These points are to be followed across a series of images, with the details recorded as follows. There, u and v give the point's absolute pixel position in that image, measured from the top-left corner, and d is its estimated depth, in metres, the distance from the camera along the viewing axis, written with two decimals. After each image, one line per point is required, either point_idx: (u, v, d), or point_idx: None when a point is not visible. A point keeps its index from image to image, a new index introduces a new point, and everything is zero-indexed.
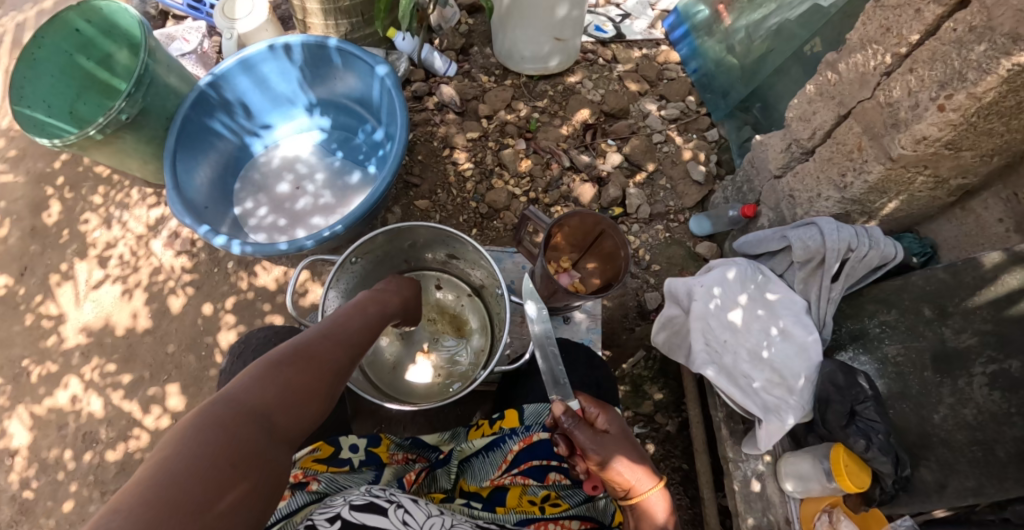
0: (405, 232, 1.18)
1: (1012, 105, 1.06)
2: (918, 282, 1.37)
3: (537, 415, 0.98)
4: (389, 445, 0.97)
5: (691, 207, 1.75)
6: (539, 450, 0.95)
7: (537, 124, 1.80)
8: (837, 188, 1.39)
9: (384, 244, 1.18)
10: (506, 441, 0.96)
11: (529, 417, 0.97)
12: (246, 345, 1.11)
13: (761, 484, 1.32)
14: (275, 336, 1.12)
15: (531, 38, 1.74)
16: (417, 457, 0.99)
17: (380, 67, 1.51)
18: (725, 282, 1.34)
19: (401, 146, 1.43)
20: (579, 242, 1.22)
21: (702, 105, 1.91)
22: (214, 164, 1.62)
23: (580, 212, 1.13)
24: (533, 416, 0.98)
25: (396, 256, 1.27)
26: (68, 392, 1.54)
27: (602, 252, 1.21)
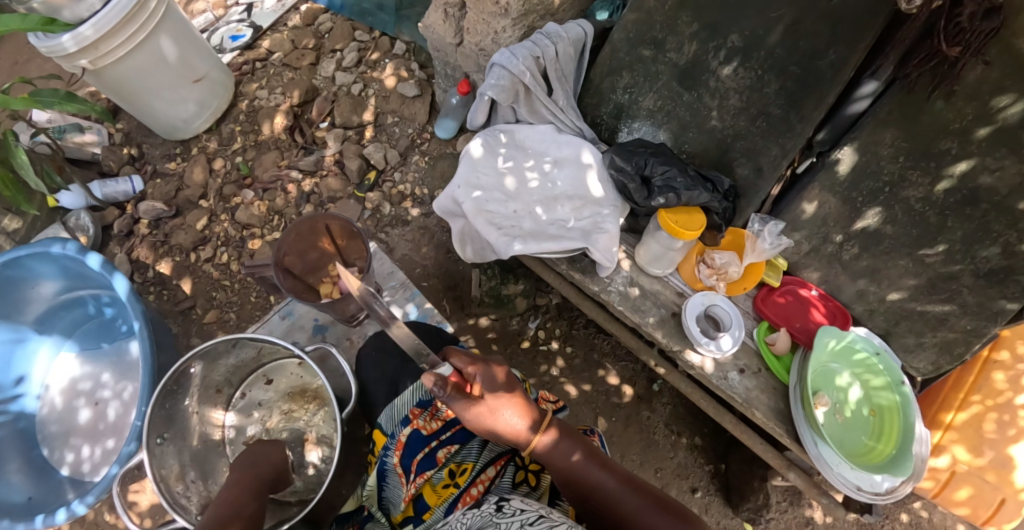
0: (186, 370, 1.06)
1: None
2: (621, 38, 1.40)
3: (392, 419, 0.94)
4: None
5: (428, 119, 1.69)
6: (414, 445, 0.90)
7: (248, 165, 1.66)
8: (502, 15, 1.34)
9: (173, 392, 1.05)
10: (387, 461, 0.92)
11: (387, 426, 0.93)
12: None
13: (638, 286, 1.32)
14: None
15: (175, 98, 1.59)
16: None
17: (58, 246, 1.34)
18: (476, 165, 1.26)
19: (129, 297, 1.28)
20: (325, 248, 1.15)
21: (372, 29, 1.83)
22: (12, 450, 1.43)
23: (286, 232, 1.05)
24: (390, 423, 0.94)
25: (204, 389, 1.15)
26: None
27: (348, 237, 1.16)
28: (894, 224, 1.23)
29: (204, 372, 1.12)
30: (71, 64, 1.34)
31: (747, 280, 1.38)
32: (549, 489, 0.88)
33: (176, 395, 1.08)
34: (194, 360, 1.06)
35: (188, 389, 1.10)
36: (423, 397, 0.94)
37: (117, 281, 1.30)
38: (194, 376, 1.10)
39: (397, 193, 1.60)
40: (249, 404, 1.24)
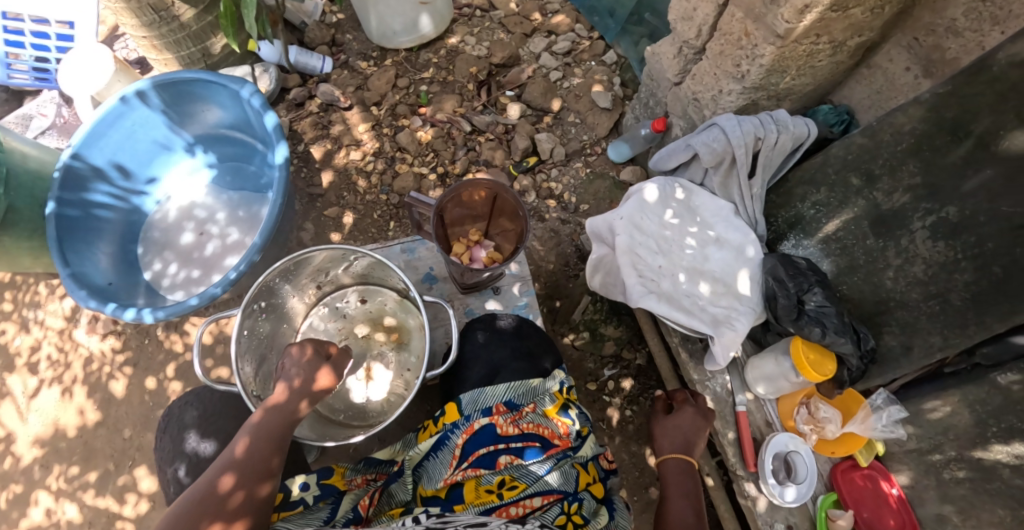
0: (302, 260, 1.08)
1: None
2: (838, 154, 1.34)
3: (475, 402, 0.93)
4: (343, 473, 0.95)
5: (606, 135, 1.68)
6: (483, 437, 0.90)
7: (428, 96, 1.70)
8: (736, 79, 1.32)
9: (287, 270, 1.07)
10: (450, 436, 0.92)
11: (467, 406, 0.93)
12: (169, 419, 1.02)
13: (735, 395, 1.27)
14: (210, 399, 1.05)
15: (394, 9, 1.63)
16: (377, 475, 0.97)
17: (240, 85, 1.40)
18: (645, 207, 1.26)
19: (281, 162, 1.33)
20: (476, 212, 1.16)
21: (593, 29, 1.81)
22: (112, 237, 1.53)
23: (455, 188, 1.04)
24: (471, 405, 0.93)
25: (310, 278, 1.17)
26: (40, 506, 1.50)
27: (501, 217, 1.16)
28: (1014, 472, 1.11)
29: (327, 265, 1.15)
30: None
31: (837, 446, 1.28)
32: None
33: (289, 272, 1.09)
34: (320, 252, 1.07)
35: (302, 272, 1.13)
36: (515, 400, 0.94)
37: (277, 146, 1.34)
38: (310, 267, 1.13)
39: (546, 188, 1.62)
40: (334, 311, 1.26)
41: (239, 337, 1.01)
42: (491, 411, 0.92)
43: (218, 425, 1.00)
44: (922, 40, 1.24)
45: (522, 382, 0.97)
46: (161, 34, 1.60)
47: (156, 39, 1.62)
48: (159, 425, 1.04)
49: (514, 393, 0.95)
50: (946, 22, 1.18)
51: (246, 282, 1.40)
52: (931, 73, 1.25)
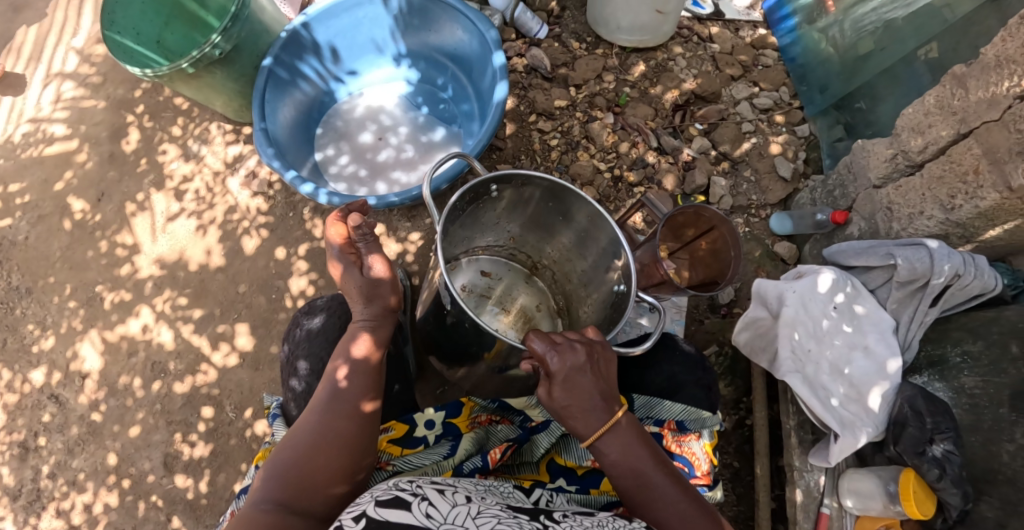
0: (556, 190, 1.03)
1: None
2: (1013, 317, 1.27)
3: (648, 409, 0.99)
4: (472, 409, 0.99)
5: (774, 203, 1.72)
6: (648, 442, 0.98)
7: (627, 99, 1.74)
8: (942, 208, 1.31)
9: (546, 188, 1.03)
10: None
11: (638, 410, 0.99)
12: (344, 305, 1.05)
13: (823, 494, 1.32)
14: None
15: (630, 6, 1.64)
16: (501, 419, 1.00)
17: (486, 25, 1.42)
18: (814, 291, 1.31)
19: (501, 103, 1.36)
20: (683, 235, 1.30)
21: (796, 96, 1.82)
22: (301, 108, 1.58)
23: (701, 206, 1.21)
24: (643, 410, 1.00)
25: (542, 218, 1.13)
26: (139, 321, 1.57)
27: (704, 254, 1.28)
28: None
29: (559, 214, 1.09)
30: None
31: None
32: None
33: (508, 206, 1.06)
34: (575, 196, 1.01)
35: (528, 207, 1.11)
36: (686, 423, 0.99)
37: (502, 89, 1.36)
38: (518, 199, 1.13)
39: None
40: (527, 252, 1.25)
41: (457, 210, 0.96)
42: (662, 423, 0.99)
43: None
44: None
45: (697, 409, 0.99)
46: None
47: None
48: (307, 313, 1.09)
49: (687, 416, 0.99)
50: None
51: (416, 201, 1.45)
52: None
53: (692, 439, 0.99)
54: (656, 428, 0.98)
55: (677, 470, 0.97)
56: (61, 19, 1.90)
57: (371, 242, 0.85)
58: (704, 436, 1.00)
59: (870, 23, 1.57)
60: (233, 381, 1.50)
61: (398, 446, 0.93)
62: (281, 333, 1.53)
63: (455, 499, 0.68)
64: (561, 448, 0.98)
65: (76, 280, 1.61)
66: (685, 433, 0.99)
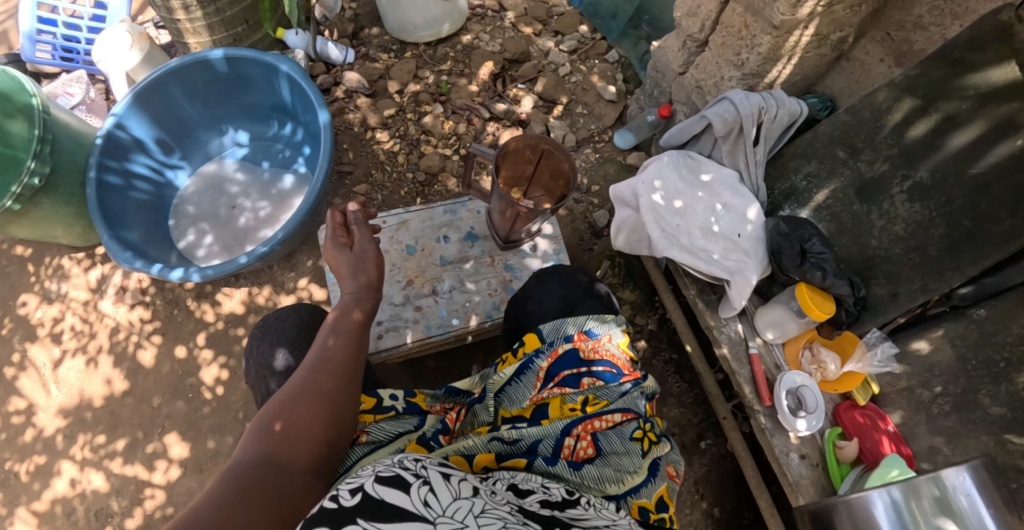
0: None
1: None
2: (826, 130, 1.45)
3: (556, 330, 0.99)
4: (424, 398, 0.97)
5: (612, 125, 1.84)
6: (567, 361, 0.96)
7: (448, 86, 1.83)
8: (736, 66, 1.49)
9: None
10: (534, 360, 0.97)
11: (549, 334, 0.98)
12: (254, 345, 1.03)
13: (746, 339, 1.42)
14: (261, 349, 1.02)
15: (420, 5, 1.75)
16: (455, 405, 0.98)
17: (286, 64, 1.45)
18: (663, 173, 1.41)
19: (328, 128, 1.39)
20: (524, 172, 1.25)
21: (596, 31, 1.96)
22: (148, 207, 1.55)
23: (521, 137, 1.13)
24: (552, 333, 0.99)
25: None
26: (64, 477, 1.49)
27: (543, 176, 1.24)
28: (994, 400, 1.21)
29: None
30: None
31: (837, 384, 1.39)
32: (651, 464, 0.87)
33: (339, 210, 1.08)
34: None
35: None
36: (594, 328, 0.99)
37: (325, 116, 1.39)
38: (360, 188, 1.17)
39: None
40: None
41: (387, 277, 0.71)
42: (573, 338, 0.97)
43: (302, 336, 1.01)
44: (894, 35, 1.40)
45: (601, 314, 1.02)
46: (195, 18, 1.62)
47: (192, 23, 1.63)
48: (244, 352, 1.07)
49: (594, 322, 1.00)
50: (913, 18, 1.34)
51: (286, 249, 1.48)
52: (902, 62, 1.41)
53: (606, 341, 0.98)
54: (570, 344, 0.96)
55: (607, 374, 0.94)
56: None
57: (363, 226, 0.97)
58: (617, 335, 1.02)
59: None
60: (184, 491, 1.45)
61: (370, 415, 0.89)
62: (212, 426, 1.49)
63: (458, 489, 0.61)
64: (505, 401, 0.96)
65: None
66: (597, 338, 0.98)
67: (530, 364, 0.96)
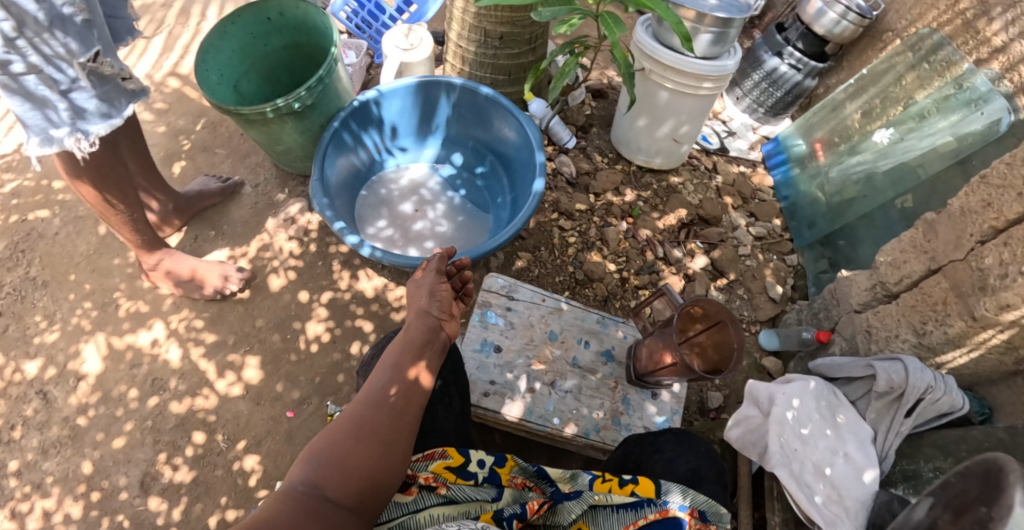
0: None
1: None
2: (977, 437, 1.36)
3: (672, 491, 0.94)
4: (510, 466, 0.92)
5: (763, 321, 1.88)
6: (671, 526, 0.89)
7: (640, 211, 1.95)
8: (915, 332, 1.49)
9: None
10: (642, 505, 0.91)
11: (666, 491, 0.93)
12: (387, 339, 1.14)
13: None
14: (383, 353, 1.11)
15: (651, 134, 1.89)
16: (535, 487, 0.92)
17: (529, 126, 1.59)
18: (804, 394, 1.44)
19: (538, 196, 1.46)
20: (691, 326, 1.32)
21: (786, 230, 2.04)
22: (354, 171, 1.73)
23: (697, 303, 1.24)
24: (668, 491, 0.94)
25: None
26: (150, 334, 1.58)
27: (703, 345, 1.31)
28: None
29: None
30: (641, 61, 1.70)
31: None
32: None
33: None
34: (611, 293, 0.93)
35: None
36: (707, 512, 0.94)
37: (539, 184, 1.47)
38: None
39: None
40: None
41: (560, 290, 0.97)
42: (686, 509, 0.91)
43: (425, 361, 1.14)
44: None
45: (718, 504, 0.96)
46: (477, 53, 1.88)
47: (473, 55, 1.89)
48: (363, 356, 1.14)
49: (707, 508, 0.95)
50: None
51: None
52: None
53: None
54: (682, 513, 0.91)
55: None
56: (141, 53, 2.12)
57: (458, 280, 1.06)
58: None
59: (856, 173, 1.83)
60: (231, 411, 1.48)
61: (453, 474, 0.88)
62: (289, 372, 1.55)
63: None
64: (590, 520, 0.91)
65: (97, 284, 1.64)
66: (705, 523, 0.93)
67: (636, 506, 0.90)
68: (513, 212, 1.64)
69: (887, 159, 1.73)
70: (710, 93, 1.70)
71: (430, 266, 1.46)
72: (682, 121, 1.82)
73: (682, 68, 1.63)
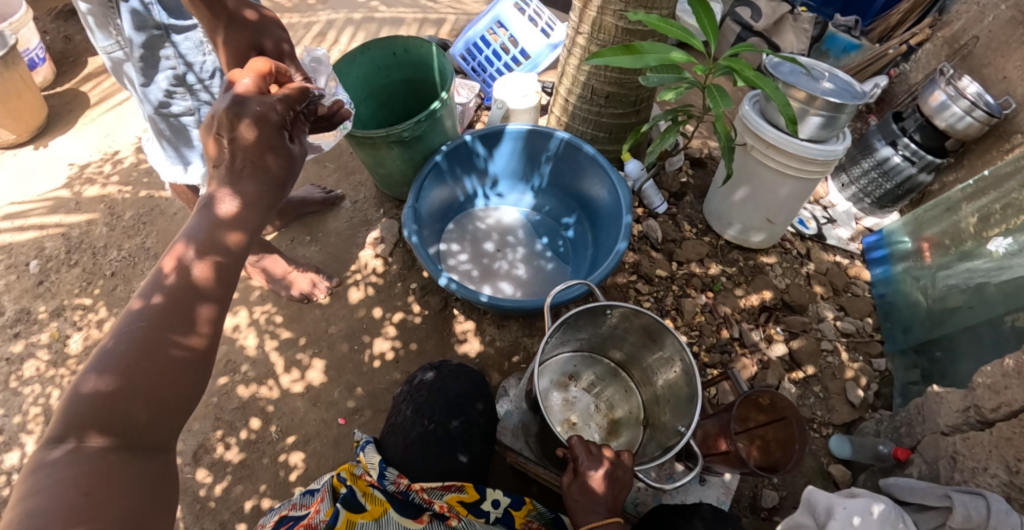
0: (651, 335, 1.25)
1: None
2: None
3: None
4: (529, 512, 1.00)
5: (838, 424, 1.74)
6: None
7: (721, 286, 1.91)
8: (1007, 469, 1.30)
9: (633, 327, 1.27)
10: None
11: None
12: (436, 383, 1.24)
13: None
14: (434, 387, 1.22)
15: (745, 208, 1.85)
16: None
17: (619, 185, 1.60)
18: (867, 516, 1.27)
19: (618, 257, 1.44)
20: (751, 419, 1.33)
21: (879, 331, 1.90)
22: (446, 204, 1.81)
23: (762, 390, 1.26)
24: None
25: (640, 348, 1.33)
26: (234, 319, 1.71)
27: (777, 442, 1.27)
28: None
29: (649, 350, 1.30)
30: (744, 136, 1.70)
31: None
32: None
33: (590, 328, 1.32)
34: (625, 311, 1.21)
35: (628, 340, 1.34)
36: None
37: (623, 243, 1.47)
38: (619, 327, 1.31)
39: None
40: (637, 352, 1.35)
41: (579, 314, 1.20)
42: None
43: (458, 401, 1.21)
44: None
45: None
46: (580, 107, 1.92)
47: (574, 106, 1.94)
48: (415, 374, 1.29)
49: None
50: None
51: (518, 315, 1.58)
52: None
53: None
54: None
55: None
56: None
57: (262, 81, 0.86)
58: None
59: (960, 282, 1.68)
60: (289, 406, 1.57)
61: (466, 510, 0.96)
62: (348, 381, 1.61)
63: None
64: None
65: None
66: None
67: None
68: (591, 267, 1.65)
69: (998, 275, 1.57)
70: (817, 175, 1.65)
71: (499, 307, 1.48)
72: (778, 199, 1.76)
73: (784, 147, 1.59)
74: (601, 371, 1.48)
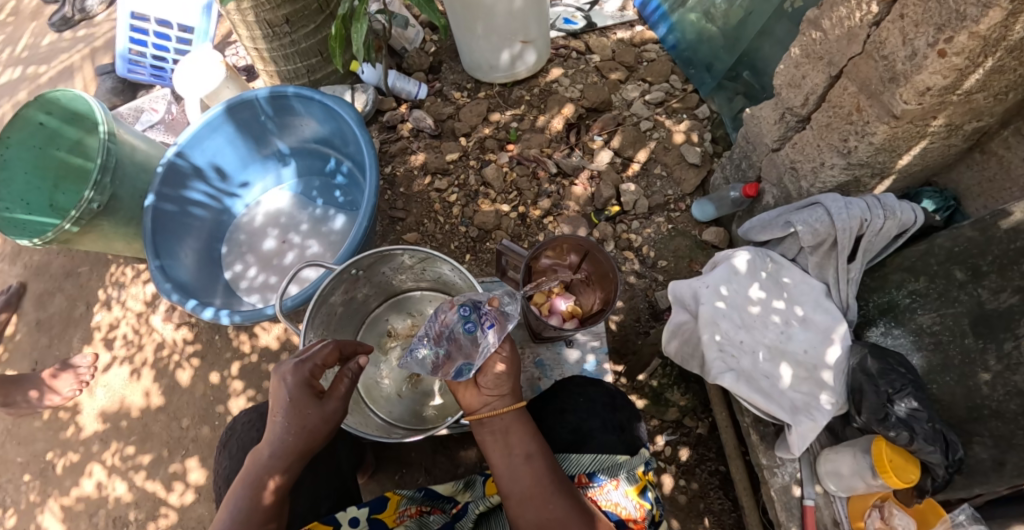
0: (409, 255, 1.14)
1: (998, 28, 0.92)
2: (944, 244, 1.22)
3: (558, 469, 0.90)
4: (399, 501, 0.94)
5: (691, 192, 1.68)
6: None
7: (517, 133, 1.75)
8: (841, 154, 1.28)
9: (390, 259, 1.14)
10: None
11: None
12: (232, 433, 1.03)
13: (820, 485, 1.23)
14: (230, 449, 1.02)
15: (493, 45, 1.66)
16: (431, 510, 0.95)
17: (340, 107, 1.41)
18: (732, 279, 1.25)
19: (373, 185, 1.31)
20: (565, 261, 1.18)
21: (688, 81, 1.82)
22: (199, 234, 1.56)
23: (563, 237, 1.13)
24: None
25: (420, 270, 1.21)
26: (92, 480, 1.54)
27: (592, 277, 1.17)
28: None
29: (432, 269, 1.20)
30: None
31: None
32: None
33: (366, 285, 1.20)
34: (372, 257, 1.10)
35: (409, 270, 1.22)
36: (598, 473, 0.88)
37: (371, 161, 1.31)
38: (387, 266, 1.18)
39: (625, 239, 1.63)
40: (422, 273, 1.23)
41: (324, 291, 1.06)
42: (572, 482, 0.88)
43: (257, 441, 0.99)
44: None
45: (608, 455, 0.90)
46: (272, 48, 1.64)
47: (268, 52, 1.66)
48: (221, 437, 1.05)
49: (599, 466, 0.89)
50: None
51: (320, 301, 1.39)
52: None
53: (611, 488, 0.88)
54: None
55: None
56: None
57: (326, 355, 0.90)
58: (627, 480, 0.89)
59: None
60: (194, 518, 1.46)
61: None
62: None
63: None
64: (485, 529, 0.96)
65: (27, 453, 1.61)
66: (600, 484, 0.88)
67: None
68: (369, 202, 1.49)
69: None
70: None
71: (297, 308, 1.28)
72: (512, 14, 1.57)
73: None
74: (417, 304, 1.34)
